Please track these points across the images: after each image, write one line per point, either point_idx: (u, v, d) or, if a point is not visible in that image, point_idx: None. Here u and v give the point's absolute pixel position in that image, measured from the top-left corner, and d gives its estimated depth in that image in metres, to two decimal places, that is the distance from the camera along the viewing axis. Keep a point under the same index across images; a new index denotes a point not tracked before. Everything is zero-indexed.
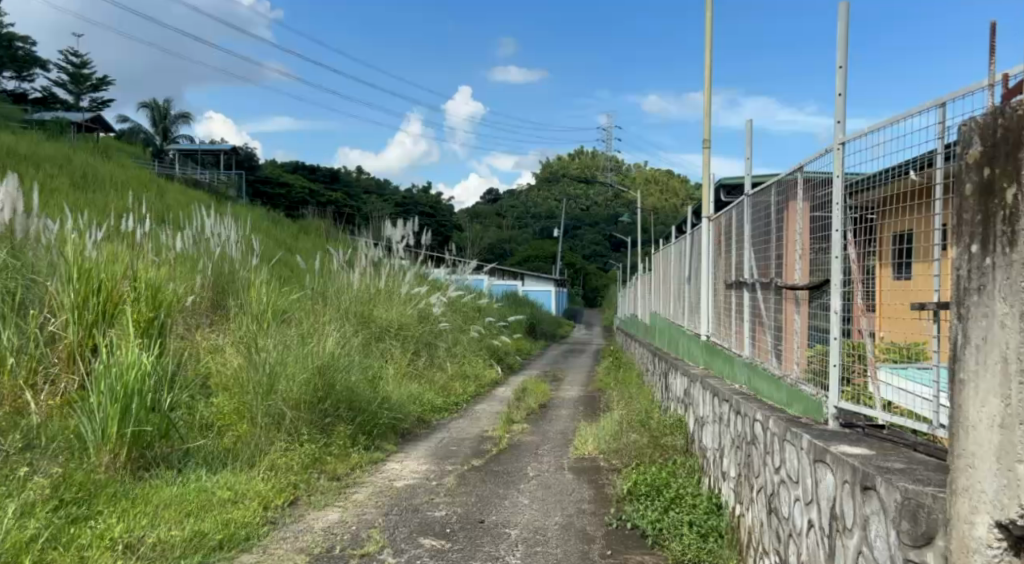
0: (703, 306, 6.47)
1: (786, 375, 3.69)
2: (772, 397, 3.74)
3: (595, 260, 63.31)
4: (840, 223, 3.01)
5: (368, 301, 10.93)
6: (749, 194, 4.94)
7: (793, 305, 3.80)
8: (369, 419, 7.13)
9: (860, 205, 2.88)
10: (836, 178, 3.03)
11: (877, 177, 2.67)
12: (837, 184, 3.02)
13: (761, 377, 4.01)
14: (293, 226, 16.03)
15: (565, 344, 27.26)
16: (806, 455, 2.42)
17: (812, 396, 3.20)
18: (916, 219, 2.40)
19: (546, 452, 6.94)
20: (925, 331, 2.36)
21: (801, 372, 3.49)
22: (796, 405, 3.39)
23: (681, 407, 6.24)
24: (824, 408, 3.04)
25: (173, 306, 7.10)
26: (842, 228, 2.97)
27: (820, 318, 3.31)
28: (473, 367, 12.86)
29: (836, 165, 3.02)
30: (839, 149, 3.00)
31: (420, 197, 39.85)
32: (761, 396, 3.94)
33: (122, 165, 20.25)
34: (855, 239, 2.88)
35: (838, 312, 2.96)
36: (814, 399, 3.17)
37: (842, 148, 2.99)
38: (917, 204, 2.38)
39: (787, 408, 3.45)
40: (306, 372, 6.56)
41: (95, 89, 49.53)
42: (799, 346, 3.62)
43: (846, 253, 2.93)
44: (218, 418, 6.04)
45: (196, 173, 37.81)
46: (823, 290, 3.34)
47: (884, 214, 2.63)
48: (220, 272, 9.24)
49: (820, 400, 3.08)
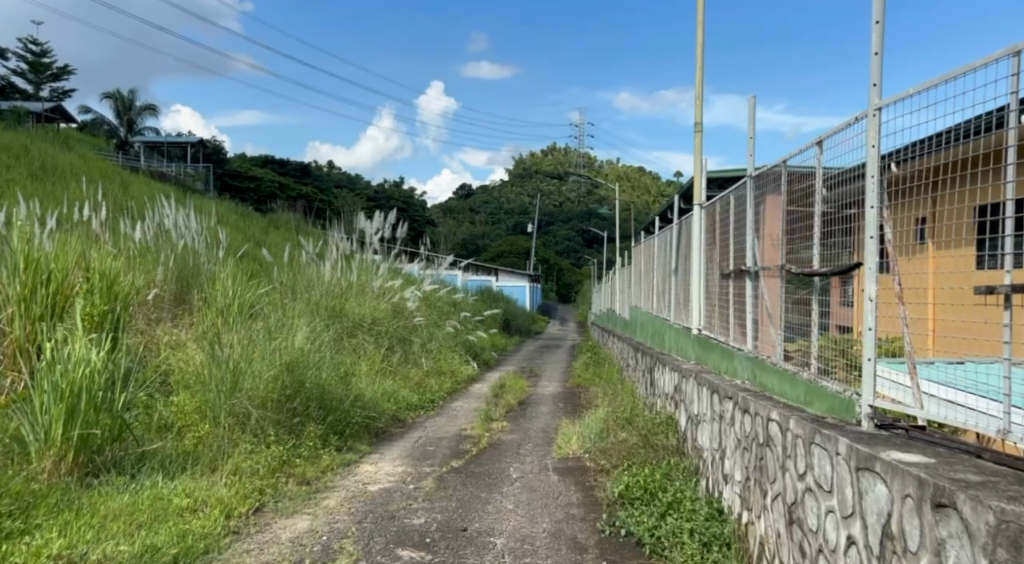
0: (695, 298, 6.20)
1: (799, 372, 3.44)
2: (784, 394, 3.48)
3: (569, 257, 63.19)
4: (874, 200, 2.78)
5: (339, 295, 10.51)
6: (750, 179, 4.67)
7: (811, 294, 3.47)
8: (340, 419, 6.75)
9: (899, 178, 2.66)
10: (871, 148, 2.81)
11: (926, 145, 2.47)
12: (872, 155, 2.80)
13: (769, 372, 3.75)
14: (262, 219, 15.49)
15: (539, 340, 26.98)
16: (845, 462, 2.11)
17: (839, 395, 2.97)
18: (983, 188, 2.20)
19: (528, 452, 6.61)
20: (993, 319, 2.19)
21: (821, 368, 3.24)
22: (815, 404, 3.13)
23: (671, 405, 5.97)
24: (857, 406, 2.81)
25: (130, 299, 6.64)
26: (878, 205, 2.74)
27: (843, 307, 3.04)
28: (449, 363, 12.49)
29: (872, 135, 2.79)
30: (875, 116, 2.75)
31: (392, 192, 39.28)
32: (769, 395, 3.68)
33: (83, 156, 19.50)
34: (894, 217, 2.66)
35: (874, 299, 2.73)
36: (842, 397, 2.93)
37: (878, 115, 2.74)
38: (985, 171, 2.19)
39: (806, 407, 3.19)
40: (273, 369, 6.13)
41: (55, 79, 48.01)
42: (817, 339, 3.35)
43: (883, 233, 2.71)
44: (177, 417, 5.62)
45: (162, 166, 36.82)
46: (844, 279, 3.08)
47: (934, 185, 2.43)
48: (184, 265, 8.76)
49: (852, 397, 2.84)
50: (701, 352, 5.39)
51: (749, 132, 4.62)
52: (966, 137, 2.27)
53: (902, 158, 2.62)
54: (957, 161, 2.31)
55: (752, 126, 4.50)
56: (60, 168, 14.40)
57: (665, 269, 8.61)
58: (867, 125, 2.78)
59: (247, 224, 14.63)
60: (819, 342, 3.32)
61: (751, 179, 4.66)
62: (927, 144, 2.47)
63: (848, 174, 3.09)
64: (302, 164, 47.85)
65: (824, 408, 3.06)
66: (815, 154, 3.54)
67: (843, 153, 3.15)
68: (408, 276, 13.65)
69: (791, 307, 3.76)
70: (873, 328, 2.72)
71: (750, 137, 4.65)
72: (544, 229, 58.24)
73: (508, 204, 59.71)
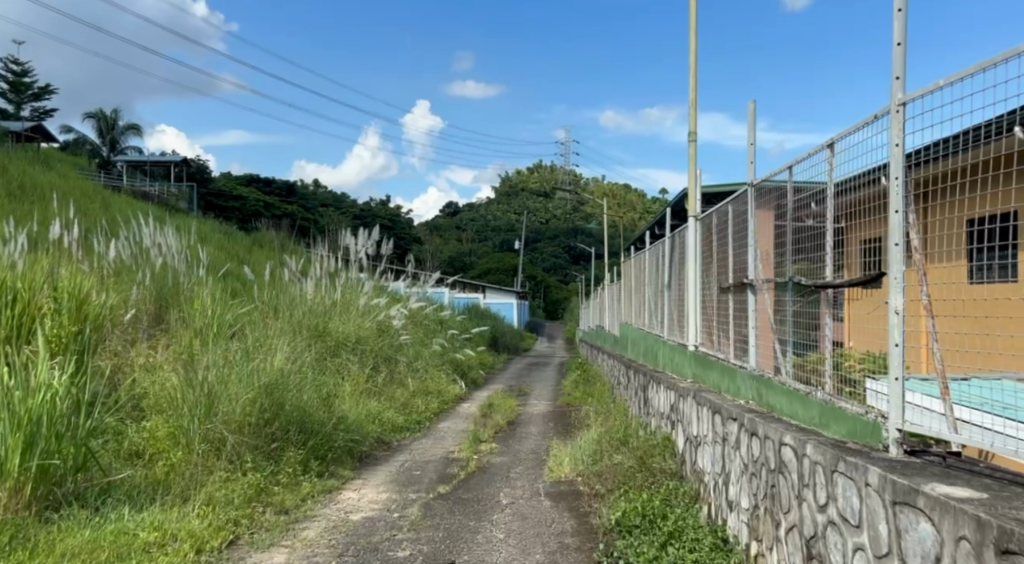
0: (691, 313, 5.99)
1: (809, 392, 3.23)
2: (795, 416, 3.27)
3: (556, 274, 63.06)
4: (898, 205, 2.51)
5: (322, 314, 10.23)
6: (750, 189, 4.47)
7: (820, 305, 3.26)
8: (322, 443, 6.47)
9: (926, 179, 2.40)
10: (893, 147, 2.54)
11: (957, 143, 2.23)
12: (895, 155, 2.54)
13: (776, 393, 3.54)
14: (245, 237, 15.19)
15: (528, 358, 26.70)
16: (879, 496, 1.89)
17: (859, 418, 2.73)
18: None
19: (518, 475, 6.34)
20: None
21: (835, 388, 3.03)
22: (831, 427, 2.93)
23: (667, 425, 5.75)
24: (886, 431, 2.53)
25: (101, 320, 6.33)
26: (903, 210, 2.47)
27: (866, 321, 2.79)
28: (436, 382, 12.20)
29: (895, 132, 2.52)
30: (899, 111, 2.48)
31: (378, 210, 38.94)
32: (777, 416, 3.47)
33: (63, 175, 19.14)
34: (923, 221, 2.40)
35: (901, 312, 2.45)
36: (863, 420, 2.70)
37: (903, 110, 2.48)
38: None
39: (821, 430, 2.98)
40: (250, 392, 5.82)
41: (36, 98, 47.51)
42: (829, 357, 3.13)
43: (911, 239, 2.44)
44: (149, 443, 5.34)
45: (145, 185, 36.35)
46: (862, 290, 2.85)
47: (974, 185, 2.18)
48: (162, 285, 8.46)
49: (878, 421, 2.59)
50: (698, 370, 5.18)
51: (750, 136, 4.41)
52: (1015, 128, 2.02)
53: (932, 158, 2.37)
54: (1000, 158, 2.07)
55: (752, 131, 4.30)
56: (35, 186, 14.02)
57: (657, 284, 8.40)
58: (889, 121, 2.52)
59: (228, 242, 14.30)
60: (828, 358, 3.13)
61: (753, 187, 4.44)
62: (966, 138, 2.20)
63: (865, 177, 2.84)
64: (288, 183, 47.49)
65: (840, 431, 2.86)
66: (825, 159, 3.30)
67: (860, 154, 2.90)
68: (394, 294, 13.38)
69: (795, 324, 3.57)
70: (901, 343, 2.44)
71: (750, 143, 4.43)
72: (531, 245, 58.13)
73: (495, 221, 59.60)
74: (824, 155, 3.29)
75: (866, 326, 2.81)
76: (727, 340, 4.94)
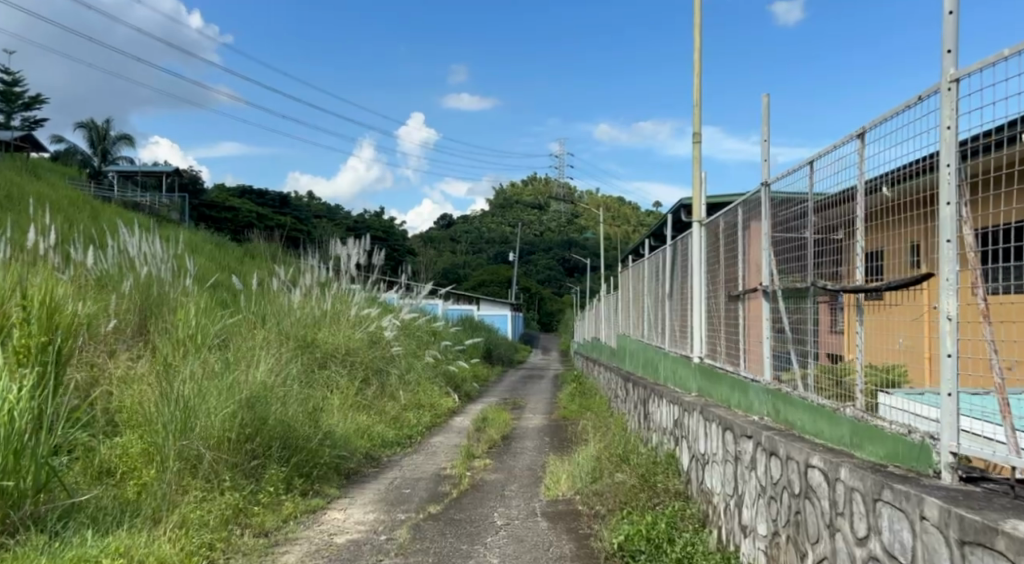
0: (696, 323, 5.73)
1: (835, 408, 2.95)
2: (821, 434, 2.98)
3: (550, 286, 62.80)
4: (951, 195, 2.22)
5: (311, 324, 9.92)
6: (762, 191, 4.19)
7: (848, 312, 2.98)
8: (307, 459, 6.16)
9: (983, 166, 2.12)
10: (944, 131, 2.26)
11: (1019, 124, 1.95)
12: (946, 138, 2.25)
13: (796, 408, 3.25)
14: (234, 247, 14.88)
15: (521, 369, 26.35)
16: (942, 533, 1.61)
17: (903, 438, 2.44)
18: None
19: (513, 494, 6.03)
20: None
21: (866, 404, 2.75)
22: (867, 447, 2.63)
23: (669, 440, 5.48)
24: (936, 453, 2.24)
25: (74, 329, 6.01)
26: (956, 201, 2.17)
27: (907, 330, 2.51)
28: (429, 395, 11.87)
29: (945, 113, 2.25)
30: (953, 89, 2.20)
31: (372, 221, 38.64)
32: (799, 434, 3.18)
33: (50, 184, 18.79)
34: (977, 214, 2.11)
35: (955, 318, 2.16)
36: (907, 441, 2.40)
37: (955, 88, 2.21)
38: None
39: (854, 451, 2.68)
40: (231, 405, 5.52)
41: (27, 108, 47.13)
42: (860, 370, 2.83)
43: (965, 235, 2.15)
44: (121, 460, 5.05)
45: (136, 196, 35.97)
46: (898, 295, 2.56)
47: None
48: (144, 294, 8.14)
49: (927, 443, 2.30)
50: (704, 384, 4.91)
51: (764, 133, 4.09)
52: None
53: (990, 141, 2.09)
54: None
55: (768, 127, 4.01)
56: (17, 193, 13.66)
57: (658, 294, 8.13)
58: (939, 101, 2.24)
59: (216, 252, 13.96)
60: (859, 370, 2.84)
61: (766, 187, 4.12)
62: None
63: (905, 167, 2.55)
64: (282, 194, 47.18)
65: (876, 453, 2.56)
66: (855, 152, 3.00)
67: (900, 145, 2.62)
68: (386, 305, 13.09)
69: (814, 335, 3.30)
70: (954, 354, 2.15)
71: (765, 141, 4.13)
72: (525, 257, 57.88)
73: (489, 232, 59.34)
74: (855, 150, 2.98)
75: (905, 335, 2.51)
76: (738, 351, 4.67)
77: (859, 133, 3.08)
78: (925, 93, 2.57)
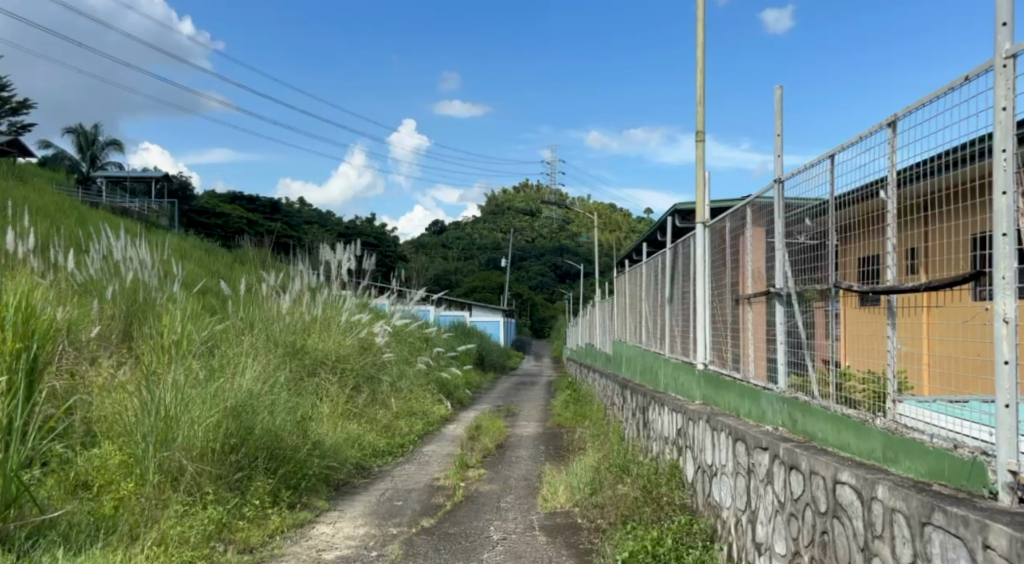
0: (699, 328, 5.54)
1: (864, 418, 2.75)
2: (846, 446, 2.80)
3: (543, 292, 62.60)
4: (1005, 184, 2.02)
5: (301, 331, 9.68)
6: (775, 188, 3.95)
7: (877, 315, 2.76)
8: (295, 470, 5.93)
9: None
10: (999, 112, 2.06)
11: None
12: (1001, 120, 2.06)
13: (817, 418, 3.07)
14: (223, 253, 14.61)
15: (514, 377, 26.08)
16: None
17: (947, 452, 2.23)
18: None
19: (509, 506, 5.81)
20: None
21: (902, 415, 2.53)
22: (902, 462, 2.44)
23: (672, 450, 5.28)
24: (993, 472, 2.04)
25: (50, 335, 5.74)
26: (1013, 190, 1.98)
27: (948, 334, 2.30)
28: (421, 403, 11.62)
29: (1000, 94, 2.07)
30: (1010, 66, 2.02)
31: (363, 227, 38.34)
32: (820, 447, 2.99)
33: (38, 190, 18.52)
34: None
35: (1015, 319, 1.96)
36: (952, 457, 2.19)
37: (1013, 65, 2.02)
38: None
39: (888, 465, 2.49)
40: (216, 414, 5.28)
41: (14, 113, 46.61)
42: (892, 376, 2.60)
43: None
44: (98, 474, 4.81)
45: (124, 201, 35.56)
46: (937, 296, 2.35)
47: None
48: (128, 299, 7.89)
49: (980, 460, 2.08)
50: (710, 392, 4.72)
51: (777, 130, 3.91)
52: None
53: None
54: None
55: (781, 122, 3.81)
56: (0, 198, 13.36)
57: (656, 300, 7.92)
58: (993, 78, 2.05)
59: (204, 257, 13.70)
60: (894, 378, 2.60)
61: (779, 184, 3.87)
62: None
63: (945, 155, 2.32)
64: (272, 200, 46.85)
65: (915, 468, 2.36)
66: (885, 140, 2.75)
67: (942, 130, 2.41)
68: (377, 311, 12.86)
69: (836, 341, 3.09)
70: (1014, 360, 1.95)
71: (777, 138, 3.94)
72: (517, 263, 57.74)
73: (481, 238, 59.17)
74: (885, 138, 2.73)
75: (950, 340, 2.29)
76: (746, 358, 4.47)
77: (889, 121, 2.84)
78: (971, 74, 2.37)
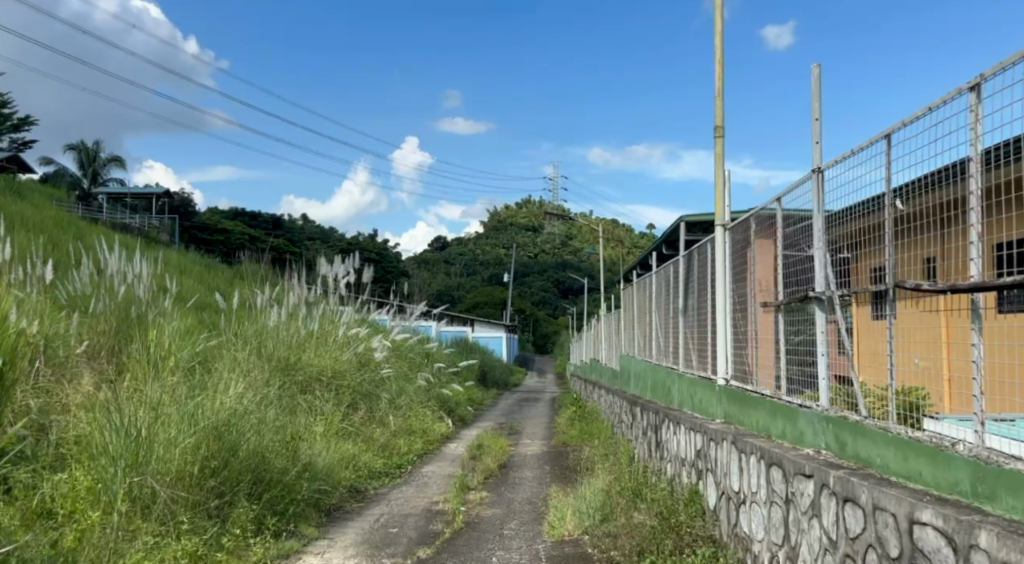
0: (719, 340, 5.13)
1: (943, 444, 2.32)
2: (916, 477, 2.39)
3: (545, 308, 62.20)
4: None
5: (295, 345, 9.26)
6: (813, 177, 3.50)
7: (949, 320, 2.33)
8: (281, 495, 5.51)
9: None
10: None
11: None
12: None
13: (875, 442, 2.67)
14: (218, 268, 14.20)
15: (517, 393, 25.61)
16: None
17: None
18: None
19: (513, 534, 5.36)
20: None
21: (996, 443, 2.13)
22: (1001, 499, 2.02)
23: (690, 472, 4.85)
24: None
25: (19, 351, 5.31)
26: None
27: None
28: (421, 421, 11.18)
29: None
30: None
31: (366, 243, 37.98)
32: (881, 475, 2.59)
33: (32, 205, 18.19)
34: None
35: None
36: None
37: None
38: None
39: (978, 501, 2.08)
40: (195, 435, 4.86)
41: (16, 130, 46.45)
42: (983, 393, 2.16)
43: None
44: (62, 500, 4.38)
45: (123, 218, 35.23)
46: None
47: None
48: (111, 312, 7.47)
49: None
50: (734, 410, 4.30)
51: (815, 115, 3.51)
52: None
53: None
54: None
55: (820, 105, 3.37)
56: None
57: (668, 311, 7.50)
58: None
59: (201, 273, 13.29)
60: (982, 394, 2.16)
61: (818, 174, 3.42)
62: None
63: None
64: (274, 217, 46.58)
65: (1021, 507, 1.94)
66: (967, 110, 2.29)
67: None
68: (376, 325, 12.46)
69: (894, 351, 2.65)
70: None
71: (814, 125, 3.55)
72: (520, 279, 57.37)
73: (484, 253, 58.83)
74: (969, 107, 2.28)
75: None
76: (774, 373, 4.05)
77: (963, 89, 2.39)
78: None
